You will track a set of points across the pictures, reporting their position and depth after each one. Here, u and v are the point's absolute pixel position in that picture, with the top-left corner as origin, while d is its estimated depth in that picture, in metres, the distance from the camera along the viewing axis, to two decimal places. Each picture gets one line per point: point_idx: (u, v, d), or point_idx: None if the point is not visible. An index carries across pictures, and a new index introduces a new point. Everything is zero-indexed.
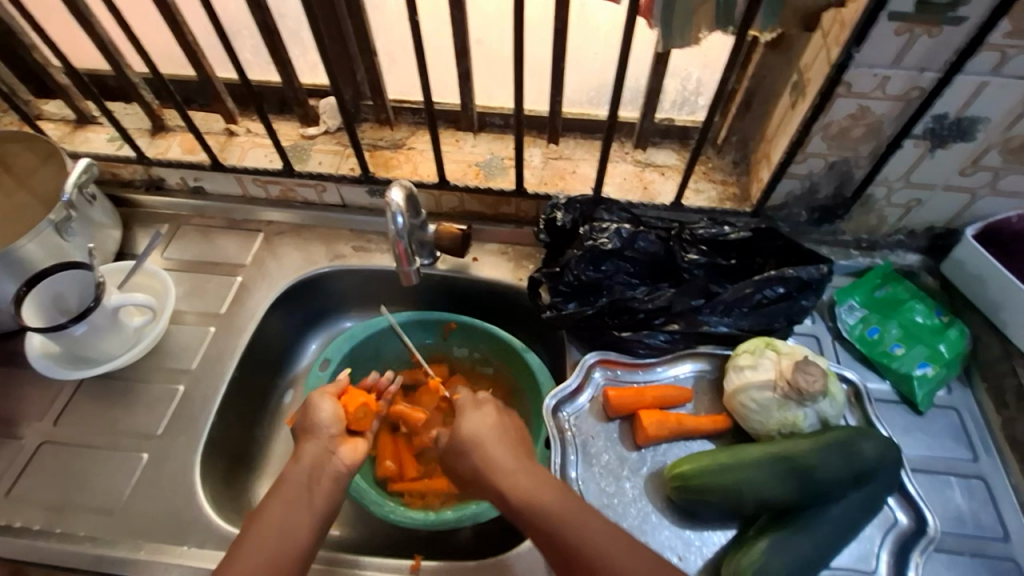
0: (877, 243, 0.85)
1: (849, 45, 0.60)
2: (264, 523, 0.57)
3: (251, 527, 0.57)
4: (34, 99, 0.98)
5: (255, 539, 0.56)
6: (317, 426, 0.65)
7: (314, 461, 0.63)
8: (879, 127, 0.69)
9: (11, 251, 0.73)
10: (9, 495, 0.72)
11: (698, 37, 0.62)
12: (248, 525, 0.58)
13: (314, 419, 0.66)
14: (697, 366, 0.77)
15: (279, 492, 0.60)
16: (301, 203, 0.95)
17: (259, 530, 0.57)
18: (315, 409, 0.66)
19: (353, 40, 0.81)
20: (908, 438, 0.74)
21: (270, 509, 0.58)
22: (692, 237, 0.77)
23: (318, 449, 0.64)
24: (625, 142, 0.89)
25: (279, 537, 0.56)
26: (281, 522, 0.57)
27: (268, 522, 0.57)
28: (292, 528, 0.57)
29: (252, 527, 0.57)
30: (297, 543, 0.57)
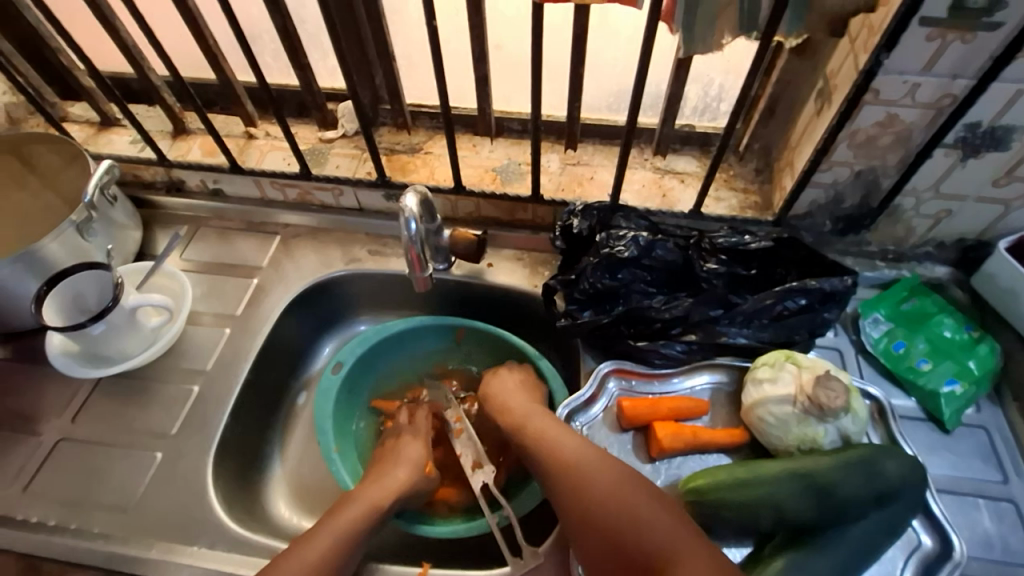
0: (904, 254, 0.82)
1: (878, 51, 0.58)
2: (323, 532, 0.61)
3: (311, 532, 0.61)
4: (61, 101, 1.00)
5: (309, 542, 0.60)
6: (402, 457, 0.72)
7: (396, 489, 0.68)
8: (908, 135, 0.67)
9: (33, 250, 0.75)
10: (26, 490, 0.73)
11: (720, 43, 0.60)
12: (304, 535, 0.61)
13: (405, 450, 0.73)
14: (715, 377, 0.75)
15: (337, 511, 0.64)
16: (318, 206, 0.96)
17: (315, 536, 0.60)
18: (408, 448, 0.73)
19: (372, 44, 0.81)
20: (933, 457, 0.71)
21: (327, 521, 0.62)
22: (711, 246, 0.76)
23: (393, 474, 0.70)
24: (644, 148, 0.88)
25: (338, 551, 0.60)
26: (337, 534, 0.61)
27: (321, 531, 0.61)
28: (348, 541, 0.61)
29: (308, 535, 0.61)
30: (348, 557, 0.61)
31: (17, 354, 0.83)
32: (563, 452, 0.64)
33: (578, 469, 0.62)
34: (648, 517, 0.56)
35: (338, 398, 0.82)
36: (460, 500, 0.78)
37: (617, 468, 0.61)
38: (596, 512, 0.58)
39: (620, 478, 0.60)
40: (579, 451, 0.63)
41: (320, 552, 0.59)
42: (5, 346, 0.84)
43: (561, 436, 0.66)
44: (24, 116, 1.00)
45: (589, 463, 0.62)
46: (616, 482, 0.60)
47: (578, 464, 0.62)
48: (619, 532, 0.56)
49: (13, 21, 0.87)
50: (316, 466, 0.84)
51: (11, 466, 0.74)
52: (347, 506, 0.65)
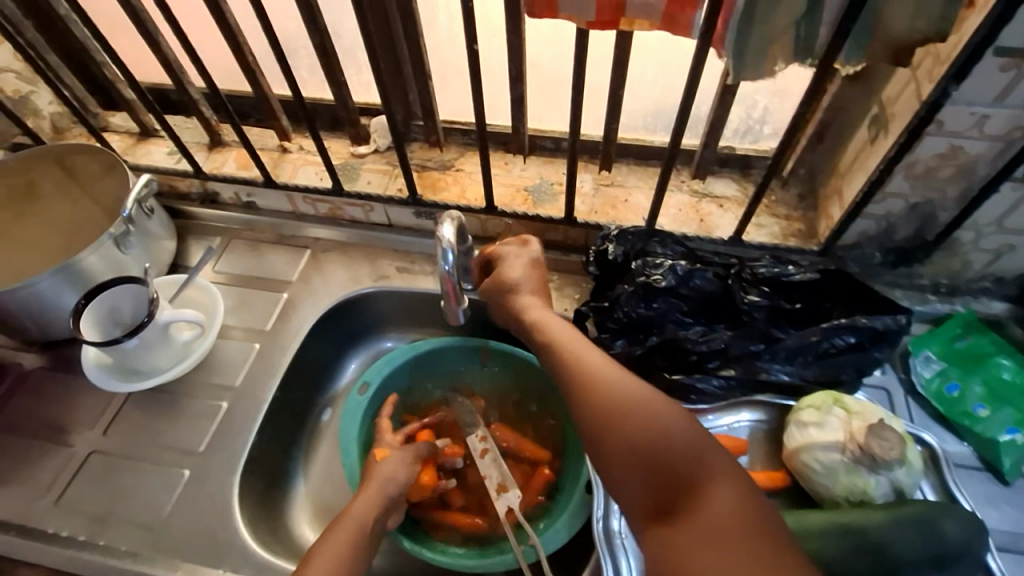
0: (958, 289, 0.78)
1: (946, 82, 0.55)
2: (328, 549, 0.56)
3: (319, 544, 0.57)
4: (103, 112, 1.02)
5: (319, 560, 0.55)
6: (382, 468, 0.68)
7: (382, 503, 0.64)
8: (972, 167, 0.63)
9: (72, 263, 0.75)
10: (58, 503, 0.73)
11: (773, 70, 0.57)
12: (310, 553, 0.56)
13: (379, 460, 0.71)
14: (754, 416, 0.72)
15: (336, 527, 0.59)
16: (348, 221, 0.95)
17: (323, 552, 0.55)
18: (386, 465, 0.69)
19: (408, 61, 0.80)
20: (991, 510, 0.67)
21: (333, 538, 0.57)
22: (752, 276, 0.73)
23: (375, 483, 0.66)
24: (682, 170, 0.85)
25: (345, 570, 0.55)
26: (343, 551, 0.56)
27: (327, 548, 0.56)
28: (354, 558, 0.57)
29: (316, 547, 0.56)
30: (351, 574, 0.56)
31: (52, 363, 0.85)
32: (574, 368, 0.55)
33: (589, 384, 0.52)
34: (674, 440, 0.46)
35: (363, 417, 0.81)
36: (475, 531, 0.76)
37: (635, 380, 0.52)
38: (618, 429, 0.48)
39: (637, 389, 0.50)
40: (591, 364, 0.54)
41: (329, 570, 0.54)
42: (42, 355, 0.85)
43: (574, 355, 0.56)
44: (68, 126, 1.02)
45: (601, 377, 0.52)
46: (638, 398, 0.50)
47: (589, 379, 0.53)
48: (653, 458, 0.46)
49: (60, 35, 0.88)
50: (338, 486, 0.83)
51: (43, 477, 0.75)
52: (341, 523, 0.60)
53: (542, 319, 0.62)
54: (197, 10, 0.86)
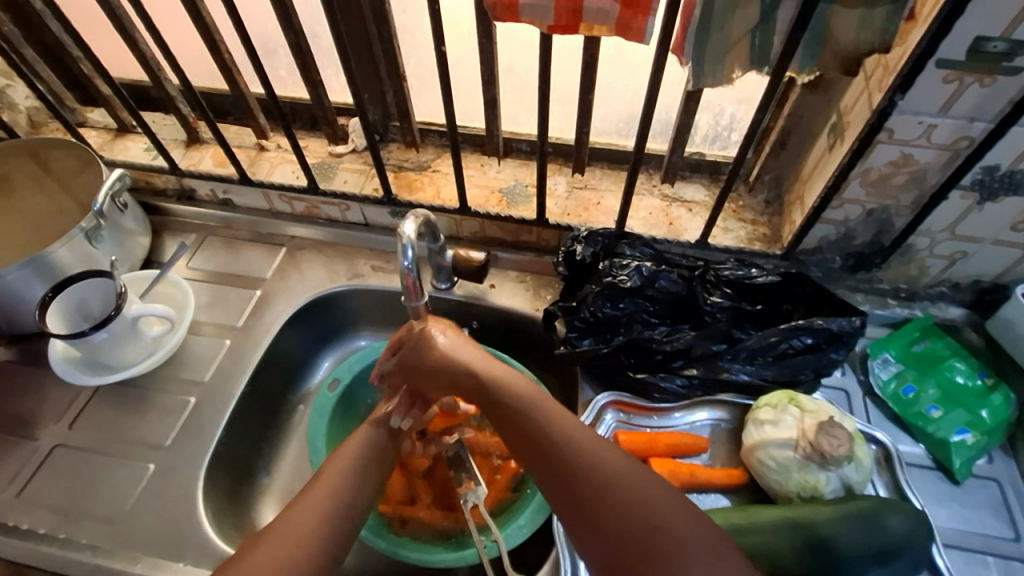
0: (917, 294, 0.80)
1: (892, 91, 0.57)
2: (322, 488, 0.54)
3: (313, 484, 0.54)
4: (81, 107, 1.02)
5: (306, 505, 0.52)
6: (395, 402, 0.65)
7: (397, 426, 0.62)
8: (923, 175, 0.65)
9: (42, 256, 0.75)
10: (19, 496, 0.73)
11: (730, 77, 0.59)
12: (301, 493, 0.53)
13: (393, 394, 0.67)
14: (714, 414, 0.74)
15: (336, 459, 0.57)
16: (325, 220, 0.96)
17: (313, 494, 0.53)
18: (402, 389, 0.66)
19: (383, 63, 0.82)
20: (941, 508, 0.69)
21: (325, 475, 0.55)
22: (716, 278, 0.75)
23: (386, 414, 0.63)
24: (652, 174, 0.87)
25: (329, 518, 0.52)
26: (339, 488, 0.54)
27: (321, 487, 0.54)
28: (347, 497, 0.54)
29: (305, 492, 0.54)
30: (339, 527, 0.52)
31: (20, 357, 0.84)
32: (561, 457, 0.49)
33: (591, 493, 0.46)
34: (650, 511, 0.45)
35: (331, 415, 0.81)
36: (440, 524, 0.77)
37: (642, 478, 0.47)
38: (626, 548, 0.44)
39: (645, 489, 0.46)
40: (589, 452, 0.49)
41: (315, 510, 0.52)
42: (10, 349, 0.85)
43: (558, 432, 0.50)
44: (44, 121, 1.02)
45: (609, 478, 0.47)
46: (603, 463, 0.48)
47: (583, 479, 0.47)
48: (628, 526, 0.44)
49: (36, 30, 0.89)
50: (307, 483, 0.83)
51: (6, 470, 0.75)
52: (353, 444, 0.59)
53: (510, 379, 0.56)
54: (174, 8, 0.86)
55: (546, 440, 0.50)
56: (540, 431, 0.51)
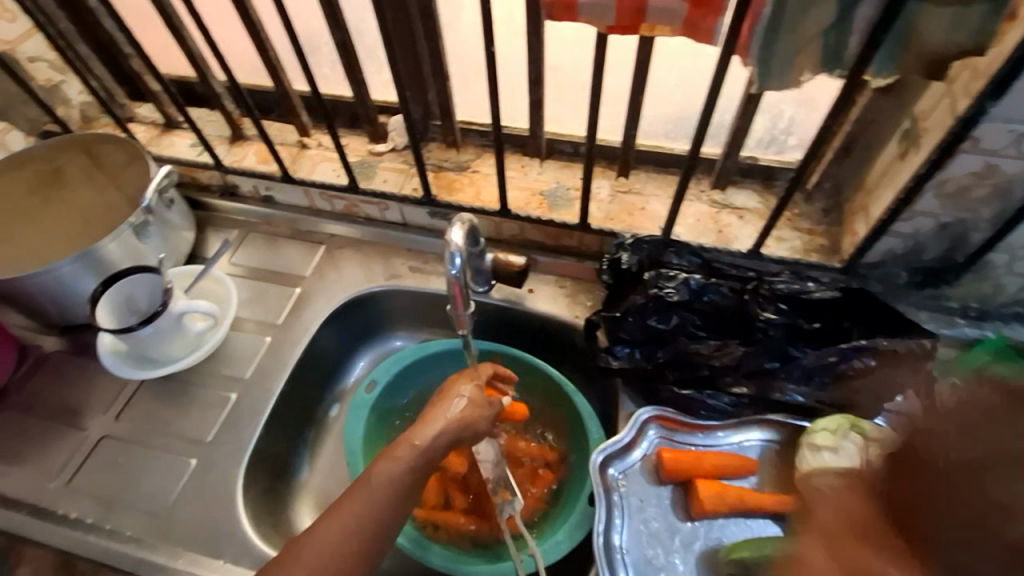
0: (989, 313, 0.74)
1: (983, 97, 0.52)
2: (364, 495, 0.54)
3: (353, 489, 0.55)
4: (130, 102, 1.04)
5: (345, 511, 0.53)
6: (435, 418, 0.59)
7: (448, 442, 0.59)
8: (1008, 188, 0.60)
9: (94, 250, 0.77)
10: (68, 484, 0.75)
11: (799, 81, 0.55)
12: (345, 495, 0.54)
13: (436, 406, 0.61)
14: (765, 435, 0.70)
15: (385, 463, 0.56)
16: (363, 219, 0.95)
17: (356, 501, 0.54)
18: (451, 398, 0.62)
19: (426, 62, 0.80)
20: None
21: (372, 483, 0.55)
22: (770, 292, 0.71)
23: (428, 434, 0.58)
24: (701, 179, 0.83)
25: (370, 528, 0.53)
26: (383, 500, 0.54)
27: (364, 493, 0.54)
28: (383, 512, 0.54)
29: (351, 494, 0.54)
30: (375, 535, 0.54)
31: (71, 347, 0.87)
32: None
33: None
34: None
35: (370, 414, 0.81)
36: (476, 533, 0.75)
37: None
38: None
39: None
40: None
41: (355, 520, 0.53)
42: (62, 339, 0.87)
43: None
44: (95, 115, 1.04)
45: None
46: None
47: None
48: None
49: (90, 26, 0.90)
50: (342, 483, 0.83)
51: (57, 458, 0.77)
52: (396, 454, 0.57)
53: None
54: (222, 5, 0.87)
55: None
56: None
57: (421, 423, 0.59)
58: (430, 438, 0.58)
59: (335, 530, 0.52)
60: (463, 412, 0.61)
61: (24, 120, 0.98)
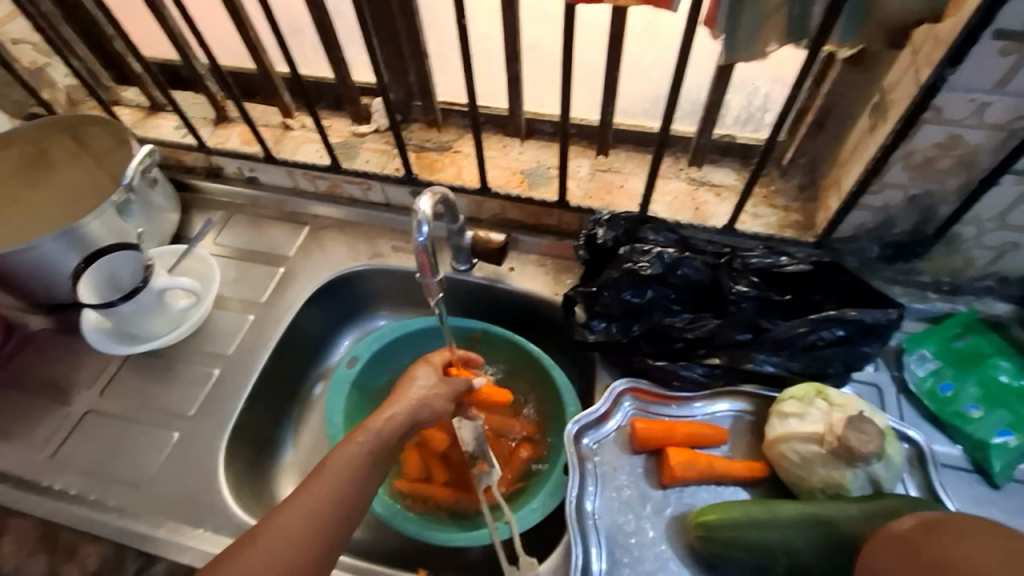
0: (960, 287, 0.75)
1: (942, 65, 0.53)
2: (320, 482, 0.55)
3: (313, 476, 0.55)
4: (115, 85, 1.04)
5: (305, 497, 0.54)
6: (396, 401, 0.62)
7: (404, 427, 0.60)
8: (973, 158, 0.61)
9: (76, 227, 0.78)
10: (53, 457, 0.76)
11: (765, 52, 0.56)
12: (307, 478, 0.55)
13: (400, 390, 0.63)
14: (735, 406, 0.71)
15: (344, 449, 0.57)
16: (348, 199, 0.96)
17: (313, 489, 0.54)
18: (413, 381, 0.64)
19: (406, 40, 0.80)
20: (977, 513, 0.65)
21: (327, 468, 0.56)
22: (743, 266, 0.72)
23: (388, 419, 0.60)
24: (680, 157, 0.84)
25: (334, 508, 0.54)
26: (341, 484, 0.55)
27: (323, 478, 0.55)
28: (346, 490, 0.55)
29: (312, 478, 0.55)
30: (337, 517, 0.54)
31: (57, 326, 0.88)
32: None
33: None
34: None
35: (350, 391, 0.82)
36: (455, 504, 0.76)
37: None
38: None
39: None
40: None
41: (315, 505, 0.53)
42: (48, 318, 0.88)
43: None
44: (81, 98, 1.05)
45: None
46: None
47: None
48: None
49: (72, 7, 0.91)
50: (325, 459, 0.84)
51: (42, 432, 0.78)
52: (350, 444, 0.58)
53: None
54: None
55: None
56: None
57: (384, 407, 0.61)
58: (387, 422, 0.59)
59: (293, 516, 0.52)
60: (424, 393, 0.63)
61: (9, 102, 0.98)
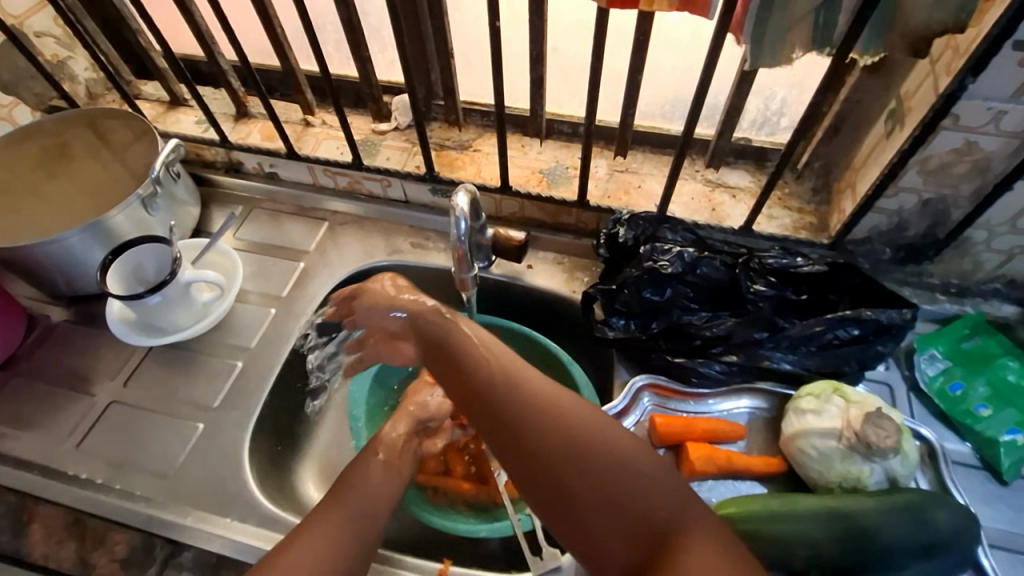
0: (969, 289, 0.77)
1: (963, 74, 0.55)
2: (347, 488, 0.56)
3: (340, 483, 0.57)
4: (135, 79, 1.05)
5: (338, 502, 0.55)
6: (403, 411, 0.67)
7: (411, 432, 0.65)
8: (987, 164, 0.63)
9: (102, 221, 0.78)
10: (79, 446, 0.77)
11: (790, 58, 0.58)
12: (333, 489, 0.56)
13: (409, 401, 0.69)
14: (754, 403, 0.73)
15: (360, 459, 0.60)
16: (366, 195, 0.97)
17: (345, 494, 0.56)
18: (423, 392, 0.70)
19: (432, 41, 0.82)
20: (986, 508, 0.67)
21: (348, 474, 0.58)
22: (760, 266, 0.73)
23: (398, 428, 0.65)
24: (696, 159, 0.86)
25: (367, 508, 0.55)
26: (369, 488, 0.57)
27: (349, 484, 0.57)
28: (374, 493, 0.57)
29: (336, 486, 0.57)
30: (371, 520, 0.55)
31: (79, 317, 0.88)
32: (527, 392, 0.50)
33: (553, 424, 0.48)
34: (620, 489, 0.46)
35: (372, 385, 0.83)
36: (476, 497, 0.77)
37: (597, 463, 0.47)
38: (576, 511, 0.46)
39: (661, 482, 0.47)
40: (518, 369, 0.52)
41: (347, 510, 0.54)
42: (70, 310, 0.89)
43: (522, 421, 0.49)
44: (101, 92, 1.05)
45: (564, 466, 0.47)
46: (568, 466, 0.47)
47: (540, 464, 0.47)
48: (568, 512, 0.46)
49: (98, 2, 0.91)
50: (344, 452, 0.86)
51: (67, 422, 0.79)
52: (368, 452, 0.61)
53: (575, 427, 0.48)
54: None
55: (490, 387, 0.51)
56: (495, 382, 0.51)
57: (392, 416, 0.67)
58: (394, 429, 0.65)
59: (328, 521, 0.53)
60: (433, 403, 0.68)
61: (31, 95, 0.99)
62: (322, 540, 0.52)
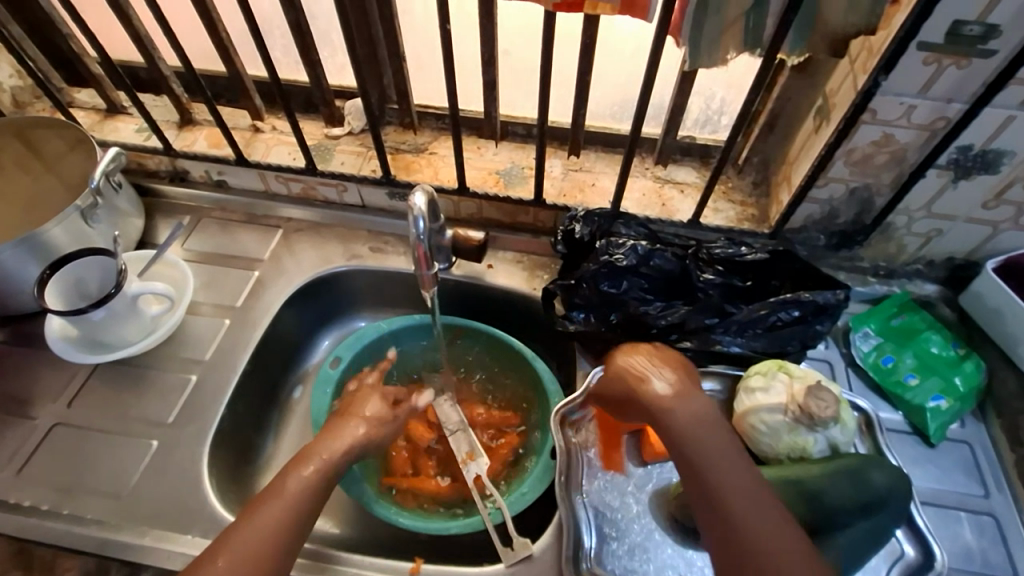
0: (895, 271, 0.84)
1: (876, 72, 0.60)
2: (276, 497, 0.56)
3: (268, 491, 0.57)
4: (67, 87, 1.00)
5: (267, 511, 0.55)
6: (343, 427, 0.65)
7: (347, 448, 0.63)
8: (903, 155, 0.69)
9: (36, 234, 0.74)
10: (20, 473, 0.73)
11: (724, 58, 0.62)
12: (261, 499, 0.56)
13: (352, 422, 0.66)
14: (708, 385, 0.77)
15: (290, 474, 0.59)
16: (321, 201, 0.96)
17: (273, 501, 0.56)
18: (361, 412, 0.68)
19: (382, 44, 0.82)
20: (918, 469, 0.73)
21: (280, 490, 0.57)
22: (709, 256, 0.78)
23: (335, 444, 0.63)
24: (645, 157, 0.89)
25: (294, 518, 0.56)
26: (295, 501, 0.57)
27: (277, 496, 0.56)
28: (303, 504, 0.57)
29: (258, 505, 0.56)
30: (299, 529, 0.56)
31: (13, 337, 0.83)
32: (697, 462, 0.53)
33: (716, 496, 0.51)
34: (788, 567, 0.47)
35: (334, 392, 0.83)
36: (446, 496, 0.77)
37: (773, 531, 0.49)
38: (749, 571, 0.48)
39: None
40: (701, 440, 0.54)
41: (274, 518, 0.55)
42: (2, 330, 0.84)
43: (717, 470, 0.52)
44: (30, 100, 1.00)
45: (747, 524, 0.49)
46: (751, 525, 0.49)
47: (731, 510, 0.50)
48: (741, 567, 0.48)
49: (22, 5, 0.87)
50: None
51: (5, 448, 0.74)
52: (304, 460, 0.60)
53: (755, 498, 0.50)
54: None
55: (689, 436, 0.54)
56: (688, 430, 0.54)
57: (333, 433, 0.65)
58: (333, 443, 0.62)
59: (254, 529, 0.54)
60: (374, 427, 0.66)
61: None
62: (240, 560, 0.52)
